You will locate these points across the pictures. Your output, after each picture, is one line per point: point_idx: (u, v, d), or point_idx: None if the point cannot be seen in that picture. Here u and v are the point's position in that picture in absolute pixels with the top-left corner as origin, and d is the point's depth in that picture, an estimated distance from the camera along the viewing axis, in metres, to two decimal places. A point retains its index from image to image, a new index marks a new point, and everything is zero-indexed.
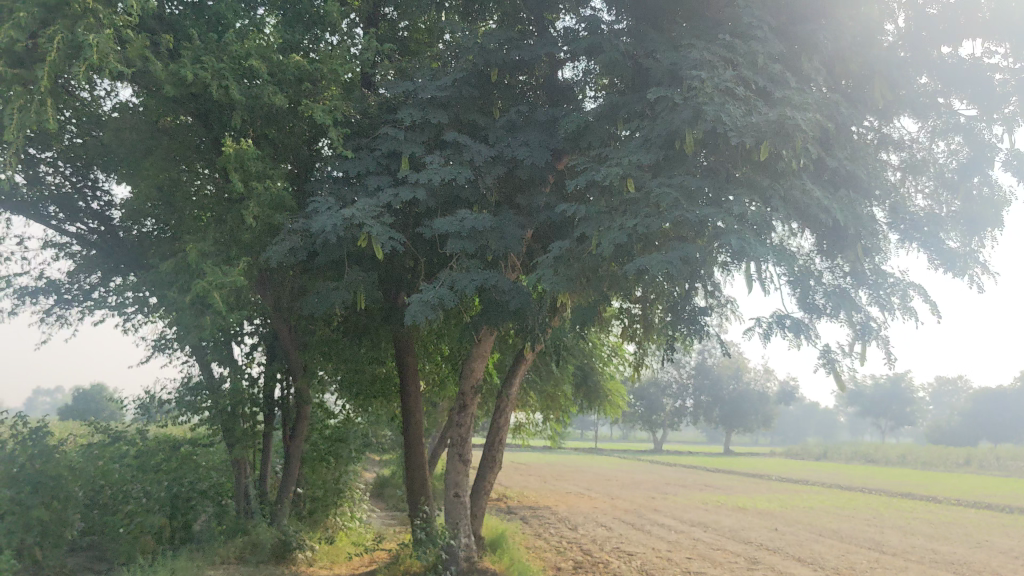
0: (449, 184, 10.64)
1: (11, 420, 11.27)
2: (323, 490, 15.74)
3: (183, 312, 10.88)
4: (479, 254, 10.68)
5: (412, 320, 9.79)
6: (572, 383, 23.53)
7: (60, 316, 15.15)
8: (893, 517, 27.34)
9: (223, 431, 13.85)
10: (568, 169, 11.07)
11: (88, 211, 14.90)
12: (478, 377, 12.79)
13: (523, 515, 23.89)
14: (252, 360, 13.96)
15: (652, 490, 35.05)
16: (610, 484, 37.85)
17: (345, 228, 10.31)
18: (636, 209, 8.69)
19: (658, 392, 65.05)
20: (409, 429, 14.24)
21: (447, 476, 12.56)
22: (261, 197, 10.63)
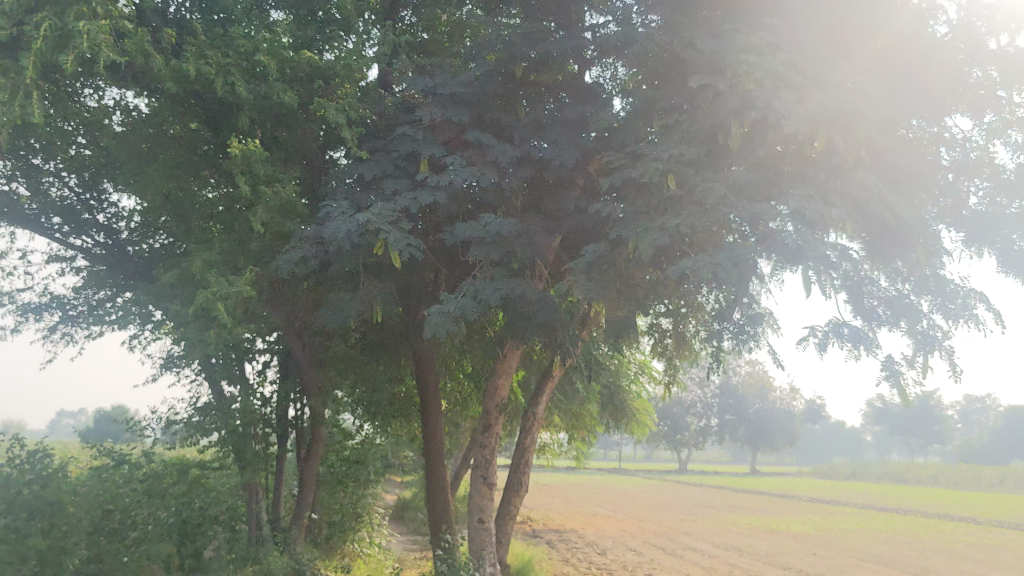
0: (472, 187, 9.89)
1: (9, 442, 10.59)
2: (341, 515, 14.89)
3: (188, 325, 10.15)
4: (504, 262, 9.89)
5: (432, 332, 9.00)
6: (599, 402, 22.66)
7: (65, 334, 14.49)
8: (934, 541, 26.20)
9: (234, 454, 12.99)
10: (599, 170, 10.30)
11: (94, 223, 14.41)
12: (503, 395, 11.97)
13: (550, 539, 22.98)
14: (264, 379, 13.24)
15: (681, 513, 34.02)
16: (636, 505, 36.81)
17: (360, 234, 9.58)
18: (677, 208, 7.89)
19: (683, 411, 63.91)
20: (429, 450, 13.44)
21: (470, 501, 11.70)
22: (270, 202, 9.92)
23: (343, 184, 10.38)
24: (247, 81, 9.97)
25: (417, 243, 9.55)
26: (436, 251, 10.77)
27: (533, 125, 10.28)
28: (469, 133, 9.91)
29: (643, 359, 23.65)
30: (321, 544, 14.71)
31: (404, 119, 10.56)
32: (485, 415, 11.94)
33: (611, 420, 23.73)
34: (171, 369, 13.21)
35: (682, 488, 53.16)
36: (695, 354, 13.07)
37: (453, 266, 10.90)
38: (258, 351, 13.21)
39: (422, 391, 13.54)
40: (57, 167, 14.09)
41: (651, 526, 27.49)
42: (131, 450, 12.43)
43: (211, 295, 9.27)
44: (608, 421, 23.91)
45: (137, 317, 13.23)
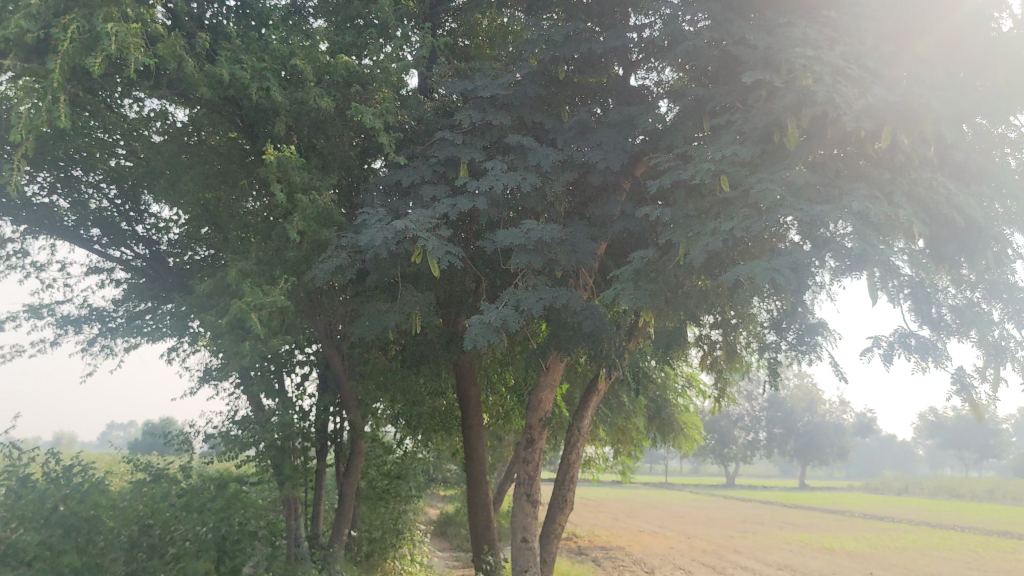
0: (513, 192, 9.52)
1: (42, 457, 10.26)
2: (381, 531, 14.66)
3: (223, 337, 9.88)
4: (548, 270, 9.50)
5: (472, 344, 8.61)
6: (645, 416, 22.10)
7: (105, 347, 14.37)
8: (996, 560, 25.20)
9: (272, 469, 12.71)
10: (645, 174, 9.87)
11: (133, 234, 14.52)
12: (547, 409, 11.55)
13: (595, 557, 22.44)
14: (303, 392, 12.97)
15: (730, 529, 33.18)
16: (683, 522, 36.04)
17: (398, 242, 9.24)
18: (731, 211, 7.45)
19: (730, 424, 62.86)
20: (471, 466, 13.06)
21: (513, 519, 11.28)
22: (306, 210, 9.64)
23: (381, 191, 10.08)
24: (282, 86, 9.72)
25: (457, 251, 9.19)
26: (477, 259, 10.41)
27: (577, 128, 9.90)
28: (510, 137, 9.56)
29: (689, 372, 23.07)
30: (362, 560, 14.38)
31: (443, 123, 10.24)
32: (528, 429, 11.52)
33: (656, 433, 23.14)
34: (209, 382, 12.98)
35: (730, 503, 52.18)
36: (745, 366, 12.56)
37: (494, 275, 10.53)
38: (296, 363, 12.94)
39: (463, 405, 13.18)
40: (96, 178, 14.08)
41: (699, 544, 26.80)
42: (169, 464, 12.14)
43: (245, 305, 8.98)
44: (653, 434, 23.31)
45: (173, 328, 13.04)
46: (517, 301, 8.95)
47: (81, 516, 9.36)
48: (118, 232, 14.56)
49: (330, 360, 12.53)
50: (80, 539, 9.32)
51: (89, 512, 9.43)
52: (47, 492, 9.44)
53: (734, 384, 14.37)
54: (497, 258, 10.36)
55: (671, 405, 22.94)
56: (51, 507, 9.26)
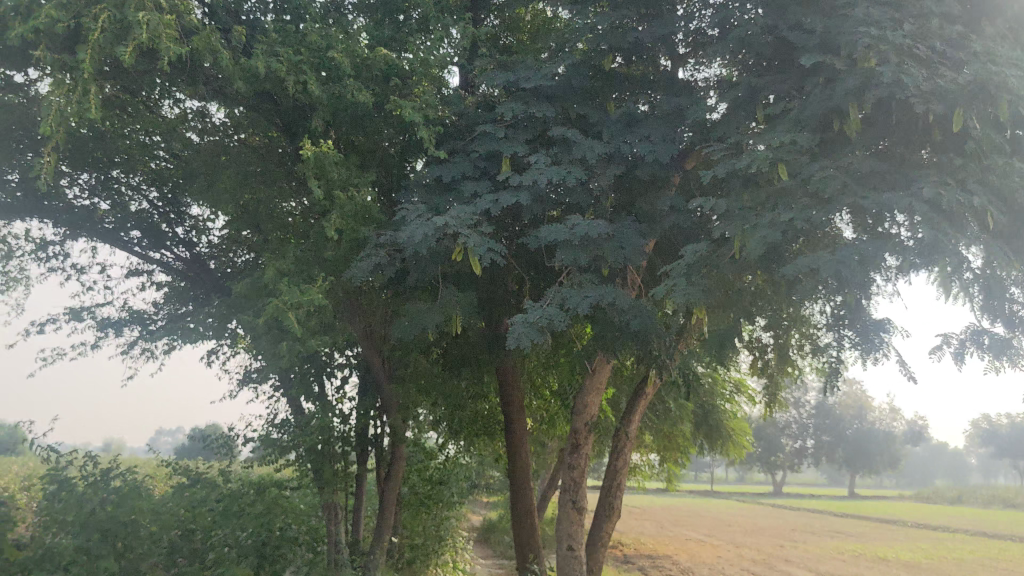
0: (558, 187, 9.18)
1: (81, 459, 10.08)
2: (423, 538, 14.37)
3: (260, 337, 9.65)
4: (593, 267, 9.13)
5: (515, 344, 8.27)
6: (692, 422, 21.59)
7: (145, 351, 14.27)
8: None
9: (312, 474, 12.46)
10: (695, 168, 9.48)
11: (173, 236, 14.63)
12: (593, 414, 11.13)
13: (642, 566, 21.95)
14: (343, 395, 12.72)
15: (778, 539, 32.43)
16: (730, 530, 35.33)
17: (438, 239, 8.94)
18: (789, 201, 7.05)
19: (776, 432, 61.82)
20: (514, 471, 12.71)
21: (558, 527, 10.91)
22: (345, 207, 9.38)
23: (421, 187, 9.79)
24: (320, 80, 9.50)
25: (500, 248, 8.86)
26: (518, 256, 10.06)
27: (623, 119, 9.53)
28: (554, 129, 9.22)
29: (738, 377, 22.47)
30: (403, 567, 14.08)
31: (485, 117, 9.93)
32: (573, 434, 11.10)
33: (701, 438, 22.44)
34: (247, 385, 12.79)
35: (778, 512, 51.29)
36: (798, 369, 12.05)
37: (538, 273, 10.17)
38: (336, 366, 12.68)
39: (506, 409, 12.83)
40: (136, 181, 14.24)
41: (748, 553, 26.16)
42: (208, 468, 11.89)
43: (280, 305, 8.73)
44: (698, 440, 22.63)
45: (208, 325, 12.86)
46: (562, 299, 8.59)
47: (118, 520, 9.18)
48: (158, 236, 14.54)
49: (370, 363, 12.26)
50: (116, 543, 9.14)
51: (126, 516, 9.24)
52: (84, 495, 9.28)
53: (786, 389, 13.82)
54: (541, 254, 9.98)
55: (719, 411, 22.39)
56: (87, 510, 9.07)
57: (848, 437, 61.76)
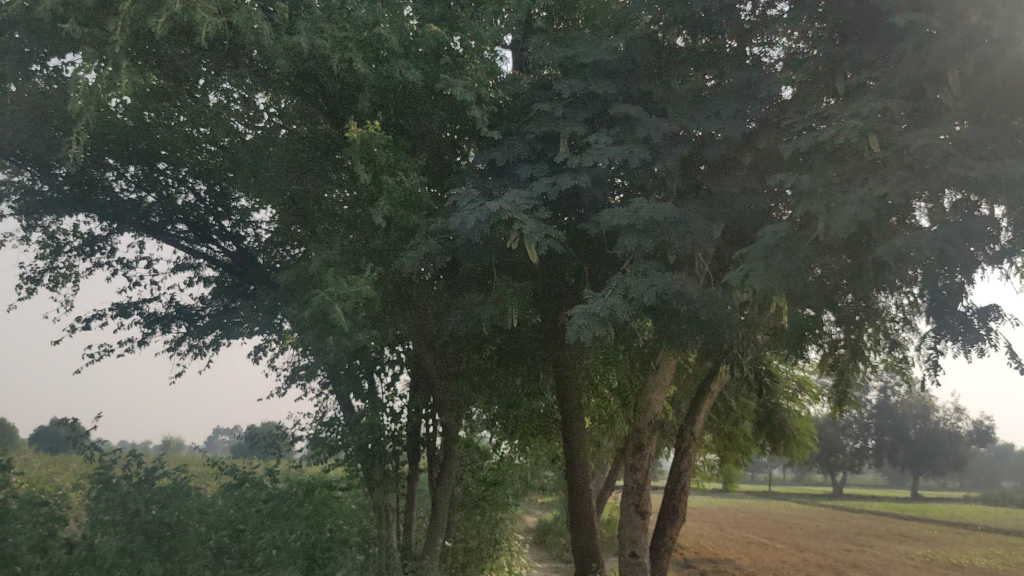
0: (620, 168, 8.59)
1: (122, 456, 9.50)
2: (478, 541, 13.74)
3: (306, 331, 9.20)
4: (659, 254, 8.50)
5: (575, 337, 7.68)
6: (754, 421, 20.78)
7: (193, 347, 13.95)
8: None
9: (362, 473, 11.98)
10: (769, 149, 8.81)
11: (220, 230, 14.24)
12: (657, 412, 10.48)
13: (704, 570, 21.25)
14: (394, 392, 12.22)
15: (843, 541, 31.38)
16: (792, 532, 34.37)
17: (492, 225, 8.39)
18: (881, 174, 6.38)
19: (836, 432, 60.36)
20: (572, 472, 12.12)
21: (620, 532, 10.31)
22: (393, 193, 8.89)
23: (474, 171, 9.25)
24: (366, 60, 9.04)
25: (558, 235, 8.28)
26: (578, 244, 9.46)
27: (690, 96, 8.89)
28: (616, 107, 8.63)
29: (801, 374, 21.51)
30: (458, 571, 13.54)
31: (541, 97, 9.36)
32: (635, 433, 10.46)
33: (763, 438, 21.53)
34: (295, 383, 12.38)
35: (841, 514, 49.90)
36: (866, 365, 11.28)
37: (598, 262, 9.56)
38: (387, 363, 12.22)
39: (563, 407, 12.24)
40: (183, 173, 13.92)
41: (814, 557, 25.17)
42: (255, 468, 11.22)
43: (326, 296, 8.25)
44: (760, 440, 21.74)
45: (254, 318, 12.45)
46: (627, 288, 7.98)
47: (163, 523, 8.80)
48: (205, 230, 14.17)
49: (422, 359, 11.75)
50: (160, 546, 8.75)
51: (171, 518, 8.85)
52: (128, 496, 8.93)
53: (859, 384, 13.00)
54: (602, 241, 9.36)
55: (783, 410, 21.53)
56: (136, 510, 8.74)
57: (911, 438, 59.95)
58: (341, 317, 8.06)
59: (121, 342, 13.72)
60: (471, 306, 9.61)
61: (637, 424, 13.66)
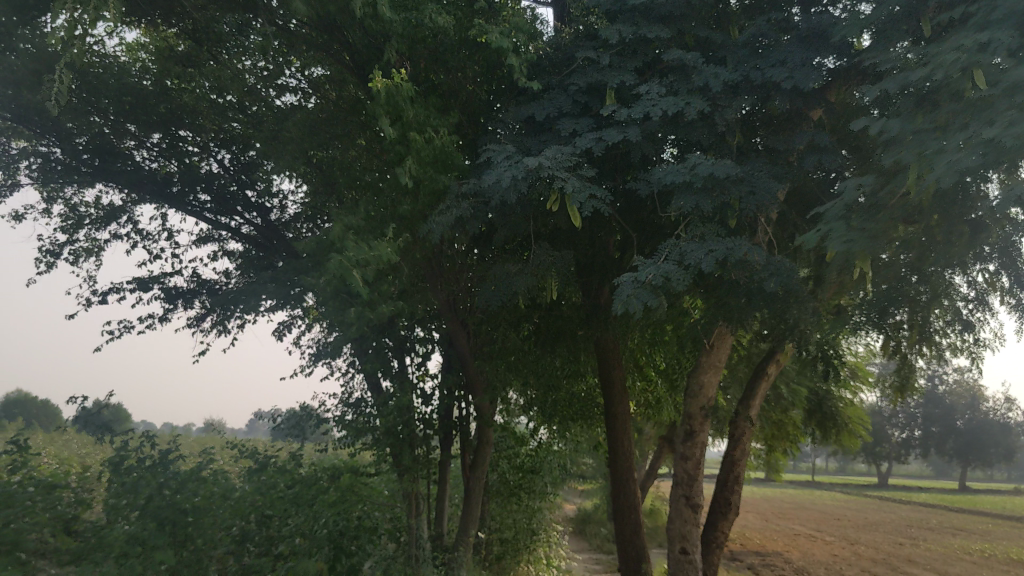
0: (675, 122, 7.68)
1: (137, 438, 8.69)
2: (514, 531, 12.93)
3: (327, 301, 8.42)
4: (717, 217, 7.57)
5: (623, 309, 6.82)
6: (804, 409, 19.69)
7: (217, 324, 13.29)
8: None
9: (391, 458, 11.21)
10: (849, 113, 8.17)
11: (244, 202, 13.51)
12: (710, 396, 9.55)
13: (751, 563, 20.24)
14: (425, 372, 11.43)
15: (893, 535, 30.10)
16: (838, 524, 33.16)
17: (531, 183, 7.52)
18: (988, 115, 5.43)
19: (883, 421, 58.73)
20: (615, 462, 11.23)
21: (669, 526, 9.45)
22: (421, 150, 8.06)
23: (511, 128, 8.39)
24: (393, 4, 8.21)
25: (605, 195, 7.40)
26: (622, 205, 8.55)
27: (752, 43, 7.95)
28: (670, 53, 7.71)
29: (854, 360, 20.30)
30: (493, 564, 12.77)
31: (586, 45, 8.46)
32: (686, 419, 9.54)
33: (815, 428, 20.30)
34: (321, 362, 11.65)
35: (890, 506, 48.53)
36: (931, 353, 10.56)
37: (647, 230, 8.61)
38: (417, 341, 11.38)
39: (605, 390, 11.36)
40: (205, 140, 13.24)
41: (866, 552, 24.00)
42: (277, 453, 10.59)
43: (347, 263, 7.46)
44: (810, 429, 20.52)
45: (275, 291, 11.70)
46: (682, 254, 7.08)
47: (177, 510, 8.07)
48: (229, 201, 13.46)
49: (453, 337, 10.93)
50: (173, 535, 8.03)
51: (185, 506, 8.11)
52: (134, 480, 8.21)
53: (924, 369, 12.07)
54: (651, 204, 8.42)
55: (835, 397, 20.41)
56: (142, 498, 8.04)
57: (961, 428, 58.15)
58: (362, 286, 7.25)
59: (141, 319, 13.06)
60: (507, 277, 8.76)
61: (686, 408, 12.70)
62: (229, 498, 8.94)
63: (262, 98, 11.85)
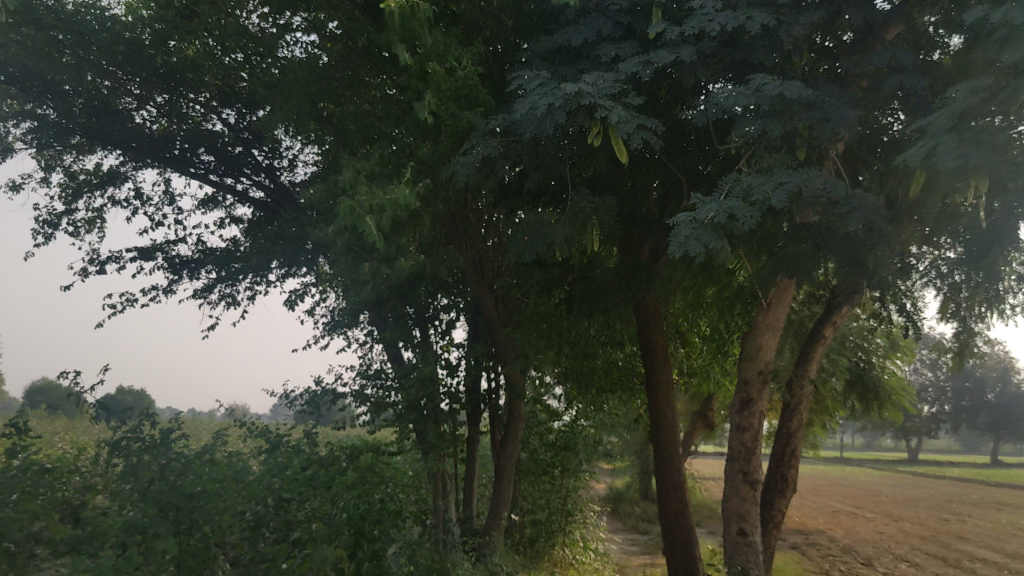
0: (734, 42, 6.69)
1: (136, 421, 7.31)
2: (547, 512, 12.03)
3: (341, 258, 7.46)
4: (785, 148, 6.55)
5: (682, 253, 5.81)
6: (842, 379, 18.42)
7: (226, 295, 12.41)
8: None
9: (415, 435, 10.29)
10: (929, 31, 7.14)
11: (253, 165, 12.60)
12: (768, 359, 8.44)
13: (795, 543, 19.22)
14: (450, 342, 10.51)
15: (933, 512, 29.01)
16: (873, 501, 32.10)
17: (571, 112, 6.53)
18: None
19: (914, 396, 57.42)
20: (659, 437, 10.30)
21: (724, 506, 8.49)
22: (441, 81, 7.10)
23: (543, 58, 7.38)
24: None
25: (655, 125, 6.39)
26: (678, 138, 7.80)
27: None
28: None
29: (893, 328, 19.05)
30: (526, 547, 11.85)
31: None
32: (742, 385, 8.52)
33: (855, 401, 19.07)
34: (337, 332, 10.77)
35: (925, 481, 47.38)
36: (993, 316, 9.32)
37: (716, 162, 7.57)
38: (442, 308, 10.39)
39: (646, 358, 10.47)
40: (207, 98, 12.35)
41: (912, 529, 22.94)
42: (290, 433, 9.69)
43: (360, 207, 6.51)
44: (850, 403, 19.30)
45: (284, 255, 10.79)
46: (748, 189, 6.07)
47: (182, 493, 6.82)
48: (237, 165, 12.55)
49: (480, 304, 10.01)
50: (177, 521, 6.84)
51: (191, 488, 6.87)
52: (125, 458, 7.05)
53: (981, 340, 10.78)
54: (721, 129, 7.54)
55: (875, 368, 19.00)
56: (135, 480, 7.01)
57: (993, 401, 56.78)
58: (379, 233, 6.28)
59: (145, 291, 12.20)
60: (539, 227, 7.81)
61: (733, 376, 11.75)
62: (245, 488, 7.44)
63: (270, 47, 10.94)
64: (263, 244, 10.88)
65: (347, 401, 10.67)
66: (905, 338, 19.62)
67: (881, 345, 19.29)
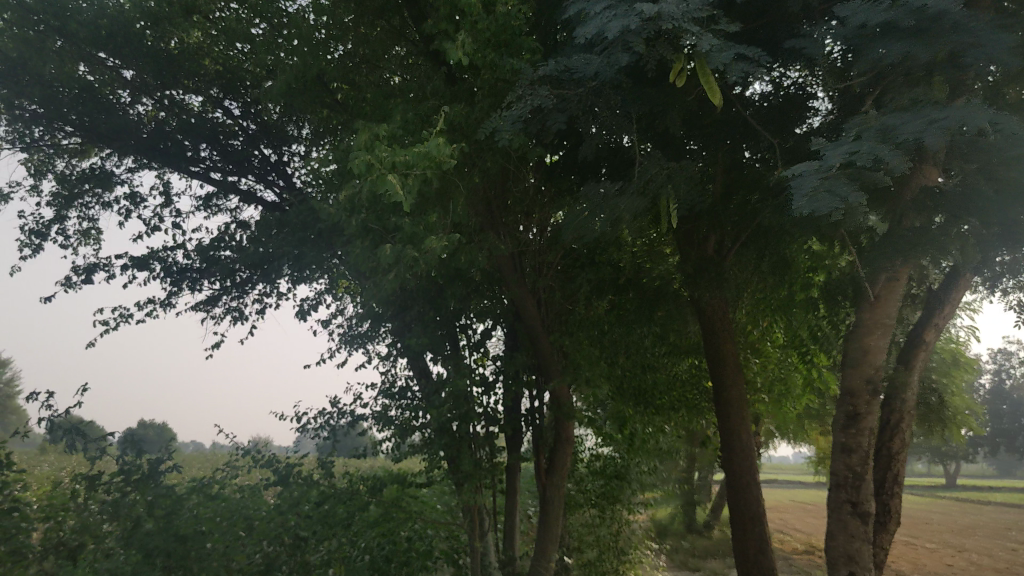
0: None
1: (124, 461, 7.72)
2: (599, 550, 10.55)
3: (356, 242, 6.10)
4: (922, 82, 5.13)
5: (812, 211, 4.36)
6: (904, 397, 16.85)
7: (231, 307, 11.04)
8: None
9: (446, 465, 8.82)
10: None
11: (261, 163, 11.24)
12: (878, 366, 6.90)
13: None
14: (486, 354, 9.05)
15: (989, 541, 27.20)
16: (923, 530, 30.27)
17: (647, 41, 5.12)
18: None
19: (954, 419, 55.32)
20: (734, 461, 8.75)
21: (828, 546, 6.92)
22: (477, 17, 5.75)
23: None
24: None
25: (757, 54, 5.00)
26: (764, 105, 7.21)
27: None
28: None
29: (954, 341, 17.49)
30: None
31: None
32: (848, 398, 6.98)
33: (915, 422, 17.33)
34: (358, 346, 9.45)
35: (970, 507, 45.23)
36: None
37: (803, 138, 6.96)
38: (476, 316, 8.98)
39: (715, 370, 8.98)
40: (209, 88, 11.04)
41: (977, 560, 21.17)
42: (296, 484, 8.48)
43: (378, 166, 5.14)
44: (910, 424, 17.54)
45: (293, 256, 9.43)
46: (886, 129, 4.62)
47: (175, 535, 7.47)
48: (243, 164, 11.18)
49: (521, 307, 8.54)
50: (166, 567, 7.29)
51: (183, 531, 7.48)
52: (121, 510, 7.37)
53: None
54: (812, 109, 7.16)
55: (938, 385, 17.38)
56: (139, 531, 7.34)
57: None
58: (402, 194, 4.89)
59: (140, 304, 10.89)
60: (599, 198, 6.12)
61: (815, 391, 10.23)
62: (250, 528, 8.14)
63: (276, 22, 9.67)
64: (268, 244, 9.55)
65: (367, 425, 9.25)
66: (967, 352, 17.91)
67: (942, 360, 17.70)
